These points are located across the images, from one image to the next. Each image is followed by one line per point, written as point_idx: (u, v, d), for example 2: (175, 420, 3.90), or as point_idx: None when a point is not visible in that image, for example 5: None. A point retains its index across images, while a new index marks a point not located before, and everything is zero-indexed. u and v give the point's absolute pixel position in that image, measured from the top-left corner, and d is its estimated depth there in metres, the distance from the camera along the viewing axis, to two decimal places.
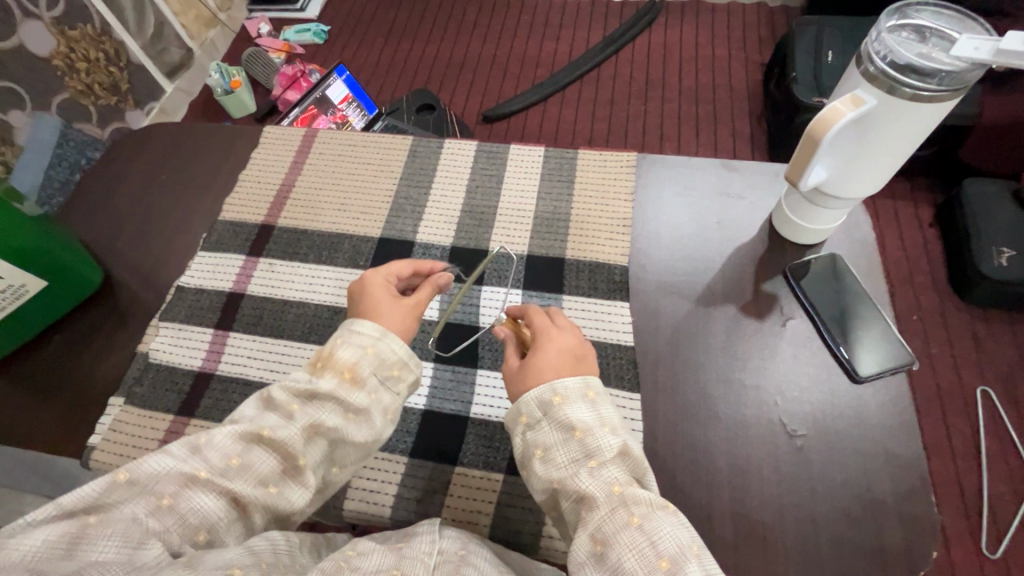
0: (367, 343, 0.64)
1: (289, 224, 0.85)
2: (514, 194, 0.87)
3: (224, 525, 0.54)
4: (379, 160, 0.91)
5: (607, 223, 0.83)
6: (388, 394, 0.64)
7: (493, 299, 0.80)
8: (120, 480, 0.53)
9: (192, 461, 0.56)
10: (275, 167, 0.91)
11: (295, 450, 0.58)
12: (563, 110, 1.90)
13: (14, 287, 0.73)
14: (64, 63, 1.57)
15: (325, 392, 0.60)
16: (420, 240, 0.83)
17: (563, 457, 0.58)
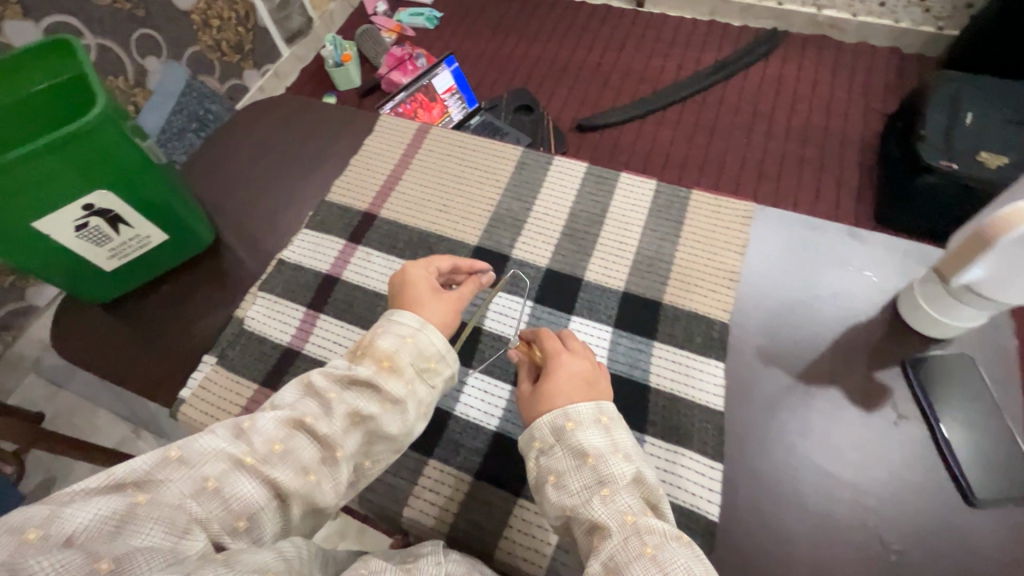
0: (407, 333, 0.68)
1: (392, 216, 0.87)
2: (618, 227, 0.86)
3: (264, 514, 0.56)
4: (487, 168, 0.92)
5: (711, 272, 0.80)
6: (424, 385, 0.68)
7: (582, 331, 0.77)
8: (170, 456, 0.54)
9: (239, 443, 0.58)
10: (389, 160, 0.93)
11: (336, 439, 0.61)
12: (662, 130, 1.84)
13: (140, 237, 0.77)
14: (200, 18, 1.67)
15: (366, 378, 0.64)
16: (516, 256, 0.84)
17: (576, 484, 0.60)
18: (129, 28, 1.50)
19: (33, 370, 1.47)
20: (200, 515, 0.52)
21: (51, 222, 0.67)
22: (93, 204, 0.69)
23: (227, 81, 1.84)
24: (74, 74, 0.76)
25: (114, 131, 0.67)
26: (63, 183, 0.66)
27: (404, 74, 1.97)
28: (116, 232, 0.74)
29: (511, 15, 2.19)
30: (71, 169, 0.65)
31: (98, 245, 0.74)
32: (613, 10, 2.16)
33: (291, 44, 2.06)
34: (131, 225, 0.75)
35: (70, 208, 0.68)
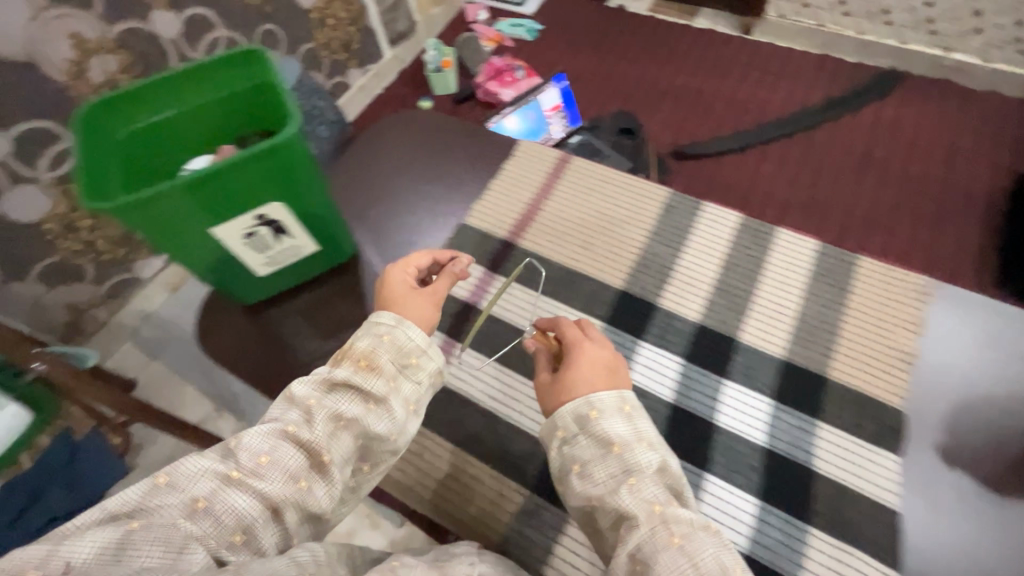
0: (385, 330, 0.74)
1: (564, 261, 0.96)
2: (774, 296, 0.89)
3: (259, 527, 0.61)
4: (632, 208, 0.99)
5: (885, 354, 0.83)
6: (408, 381, 0.73)
7: (734, 402, 0.81)
8: (159, 483, 0.59)
9: (226, 463, 0.63)
10: (549, 204, 1.01)
11: (321, 446, 0.65)
12: (761, 165, 1.76)
13: (296, 246, 0.84)
14: (318, 17, 1.73)
15: (343, 380, 0.70)
16: (664, 305, 0.90)
17: (602, 473, 0.67)
18: (255, 23, 1.56)
19: (131, 338, 1.55)
20: (198, 533, 0.57)
21: (224, 228, 0.74)
22: (265, 215, 0.76)
23: (332, 77, 1.89)
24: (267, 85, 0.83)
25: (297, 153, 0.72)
26: (238, 195, 0.71)
27: (501, 85, 1.96)
28: (276, 241, 0.81)
29: (612, 33, 2.15)
30: (253, 185, 0.71)
31: (259, 252, 0.81)
32: (718, 36, 2.09)
33: (394, 45, 2.10)
34: (290, 234, 0.80)
35: (244, 217, 0.75)
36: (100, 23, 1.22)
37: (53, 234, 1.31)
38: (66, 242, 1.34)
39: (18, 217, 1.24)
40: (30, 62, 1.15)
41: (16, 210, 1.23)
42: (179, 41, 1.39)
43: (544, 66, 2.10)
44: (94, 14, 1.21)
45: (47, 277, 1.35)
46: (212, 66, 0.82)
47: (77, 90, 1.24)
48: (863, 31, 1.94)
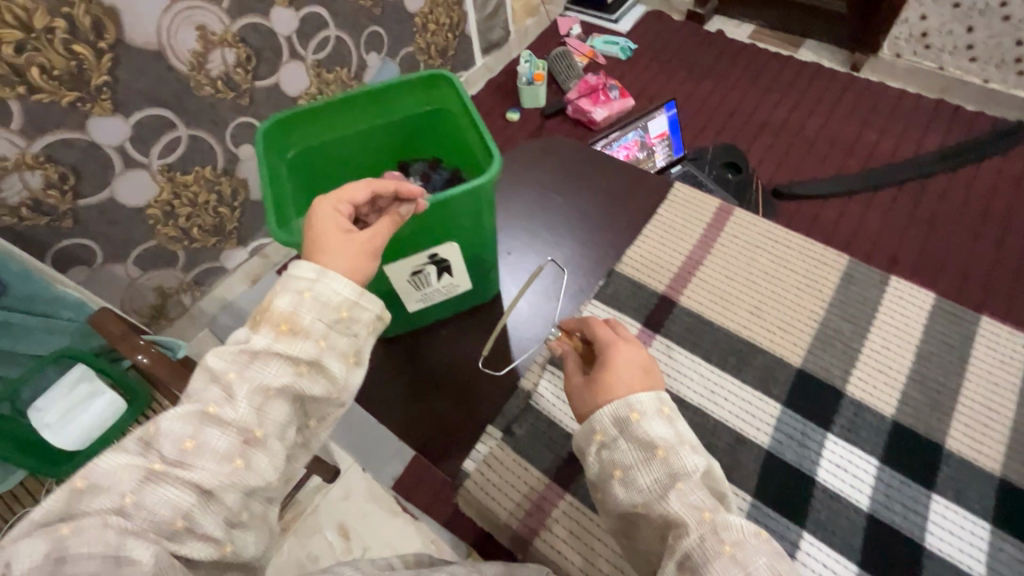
0: (305, 285, 0.47)
1: (735, 330, 0.63)
2: (987, 386, 0.58)
3: (205, 509, 0.41)
4: (812, 274, 0.66)
5: None
6: (341, 338, 0.48)
7: (952, 528, 0.51)
8: (77, 486, 0.40)
9: (146, 453, 0.42)
10: (717, 253, 0.69)
11: (251, 422, 0.43)
12: (872, 216, 1.55)
13: (450, 286, 0.62)
14: (422, 21, 1.56)
15: (264, 350, 0.45)
16: (851, 393, 0.58)
17: (647, 478, 0.46)
18: (365, 24, 1.39)
19: (209, 326, 1.42)
20: (136, 529, 0.38)
21: (394, 269, 0.56)
22: (438, 253, 0.57)
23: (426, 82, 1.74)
24: (455, 107, 0.60)
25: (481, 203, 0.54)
26: (417, 237, 0.55)
27: (593, 102, 1.85)
28: (436, 279, 0.60)
29: (712, 59, 1.98)
30: (424, 226, 0.54)
31: (416, 288, 0.60)
32: (823, 72, 1.90)
33: (486, 52, 1.94)
34: (453, 275, 0.61)
35: (418, 256, 0.56)
36: (228, 15, 1.07)
37: (155, 219, 1.17)
38: (164, 229, 1.20)
39: (127, 201, 1.11)
40: (160, 50, 1.01)
41: (124, 194, 1.09)
42: (293, 38, 1.22)
43: (638, 85, 1.95)
44: (222, 6, 1.05)
45: (142, 261, 1.21)
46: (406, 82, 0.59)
47: (197, 81, 1.09)
48: (988, 77, 1.74)
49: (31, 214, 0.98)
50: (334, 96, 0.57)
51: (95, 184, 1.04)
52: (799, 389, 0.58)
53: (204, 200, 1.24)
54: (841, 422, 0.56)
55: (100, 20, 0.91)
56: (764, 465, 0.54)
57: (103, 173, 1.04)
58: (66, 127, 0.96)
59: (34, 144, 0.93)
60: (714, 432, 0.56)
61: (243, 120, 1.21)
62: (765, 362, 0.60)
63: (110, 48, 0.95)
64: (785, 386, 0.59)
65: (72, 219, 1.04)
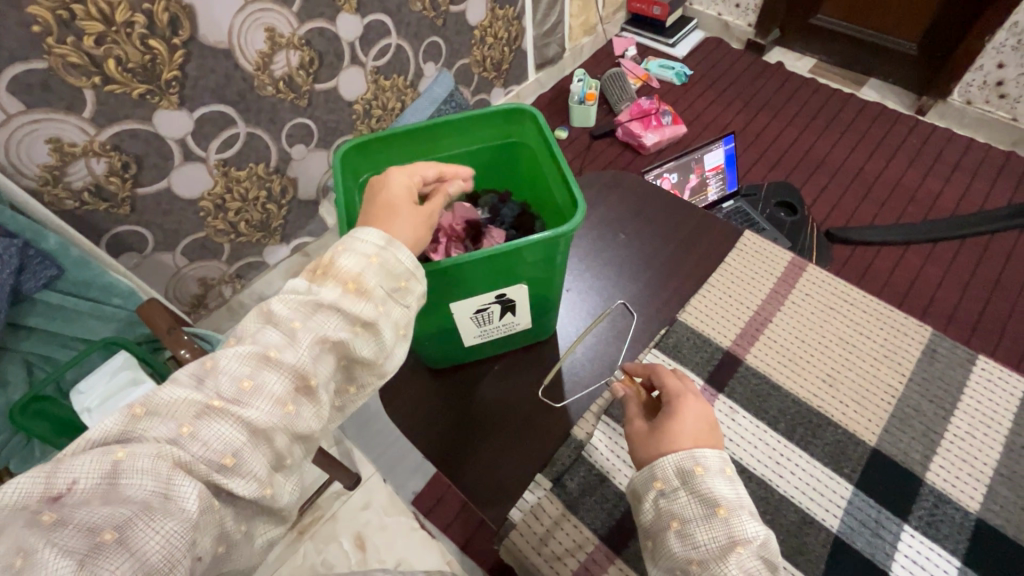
0: (369, 251, 0.45)
1: (805, 398, 0.59)
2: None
3: (252, 449, 0.38)
4: (893, 344, 0.62)
5: None
6: (396, 307, 0.46)
7: None
8: (135, 412, 0.37)
9: (201, 388, 0.39)
10: (788, 310, 0.66)
11: (306, 368, 0.41)
12: (927, 270, 1.41)
13: (512, 323, 0.61)
14: (480, 35, 1.49)
15: (329, 304, 0.42)
16: (936, 485, 0.54)
17: (705, 536, 0.42)
18: (424, 34, 1.32)
19: None
20: (187, 460, 0.36)
21: (458, 306, 0.55)
22: (505, 292, 0.55)
23: (477, 96, 1.64)
24: (539, 149, 0.58)
25: (556, 251, 0.52)
26: (487, 279, 0.52)
27: (645, 127, 1.74)
28: (499, 317, 0.59)
29: (773, 90, 1.87)
30: (495, 270, 0.52)
31: (477, 324, 0.59)
32: (889, 111, 1.76)
33: (539, 67, 1.85)
34: (516, 314, 0.59)
35: (485, 295, 0.54)
36: (296, 18, 1.03)
37: (206, 211, 1.11)
38: (215, 221, 1.14)
39: (181, 192, 1.05)
40: (230, 49, 0.97)
41: (182, 185, 1.04)
42: (355, 44, 1.16)
43: (692, 114, 1.84)
44: (293, 8, 1.01)
45: (189, 251, 1.14)
46: (490, 117, 0.58)
47: (260, 81, 1.04)
48: None
49: (92, 199, 0.93)
50: (418, 126, 0.57)
51: (154, 175, 0.99)
52: (875, 470, 0.55)
53: (254, 195, 1.18)
54: (919, 513, 0.52)
55: (175, 18, 0.87)
56: (834, 551, 0.51)
57: (162, 165, 1.00)
58: (136, 118, 0.91)
59: (102, 133, 0.89)
60: (779, 508, 0.53)
61: (299, 121, 1.16)
62: (836, 438, 0.57)
63: (183, 44, 0.90)
64: (858, 466, 0.55)
65: (129, 206, 0.99)
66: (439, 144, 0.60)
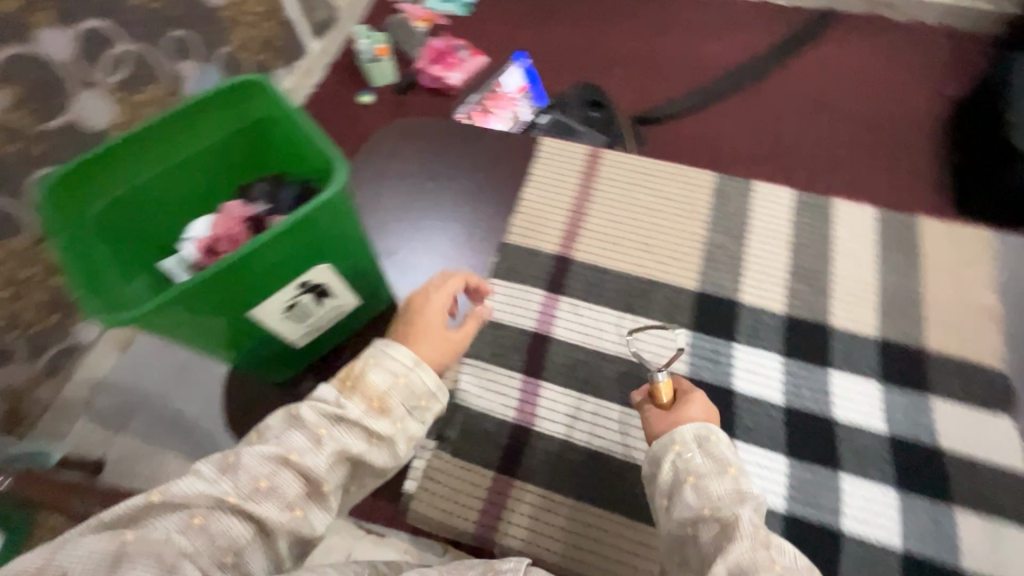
0: (397, 369, 0.41)
1: (631, 270, 0.64)
2: (850, 257, 0.63)
3: (258, 544, 0.35)
4: (687, 196, 0.68)
5: (980, 316, 0.59)
6: (414, 423, 0.41)
7: (852, 394, 0.56)
8: (153, 498, 0.34)
9: (220, 481, 0.35)
10: (597, 199, 0.69)
11: (319, 476, 0.37)
12: (767, 103, 1.31)
13: (338, 307, 0.56)
14: None
15: (348, 419, 0.39)
16: (746, 302, 0.61)
17: (719, 488, 0.40)
18: (161, 33, 0.79)
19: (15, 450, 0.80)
20: (186, 554, 0.33)
21: (260, 311, 0.49)
22: (309, 280, 0.50)
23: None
24: (282, 120, 0.52)
25: (341, 218, 0.48)
26: (277, 272, 0.47)
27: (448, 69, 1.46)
28: (318, 306, 0.54)
29: None
30: (291, 256, 0.47)
31: (297, 321, 0.53)
32: None
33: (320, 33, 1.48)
34: (336, 296, 0.54)
35: (285, 289, 0.49)
36: None
37: None
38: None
39: None
40: None
41: None
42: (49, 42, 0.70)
43: None
44: None
45: None
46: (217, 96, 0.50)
47: None
48: None
49: None
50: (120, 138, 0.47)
51: None
52: (700, 310, 0.61)
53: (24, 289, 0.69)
54: (743, 331, 0.59)
55: None
56: None
57: None
58: None
59: None
60: (634, 372, 0.58)
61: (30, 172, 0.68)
62: (664, 295, 0.62)
63: None
64: (687, 312, 0.61)
65: None
66: (160, 151, 0.50)
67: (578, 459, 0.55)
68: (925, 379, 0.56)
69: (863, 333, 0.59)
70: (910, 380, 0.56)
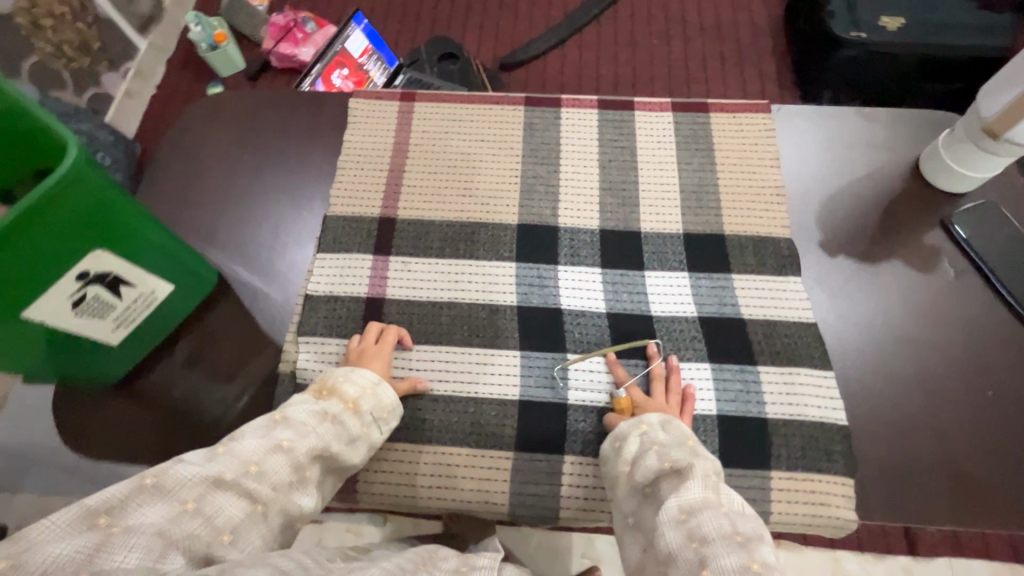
0: (365, 384, 0.52)
1: (455, 217, 0.65)
2: (654, 164, 0.67)
3: (252, 521, 0.40)
4: (498, 135, 0.69)
5: (762, 193, 0.64)
6: (374, 429, 0.51)
7: (665, 288, 0.60)
8: (146, 483, 0.38)
9: (211, 463, 0.40)
10: (415, 153, 0.69)
11: (302, 465, 0.44)
12: (620, 35, 1.38)
13: (146, 295, 0.54)
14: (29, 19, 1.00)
15: (329, 418, 0.48)
16: (563, 224, 0.64)
17: (678, 452, 0.47)
18: None
19: None
20: (180, 538, 0.36)
21: (38, 312, 0.46)
22: (88, 269, 0.47)
23: (86, 95, 1.12)
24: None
25: (95, 192, 0.46)
26: (39, 264, 0.44)
27: (296, 44, 1.30)
28: (118, 298, 0.51)
29: None
30: (50, 242, 0.44)
31: (99, 317, 0.50)
32: None
33: (144, 27, 1.26)
34: (134, 284, 0.52)
35: (61, 284, 0.46)
36: None
37: None
38: None
39: None
40: None
41: None
42: None
43: None
44: None
45: None
46: None
47: None
48: None
49: None
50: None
51: None
52: (523, 241, 0.63)
53: None
54: (564, 253, 0.62)
55: None
56: (519, 319, 0.59)
57: None
58: None
59: None
60: (470, 314, 0.60)
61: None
62: (488, 235, 0.64)
63: None
64: (512, 245, 0.63)
65: None
66: None
67: (426, 408, 0.56)
68: (727, 260, 0.61)
69: (669, 231, 0.63)
70: (715, 265, 0.61)
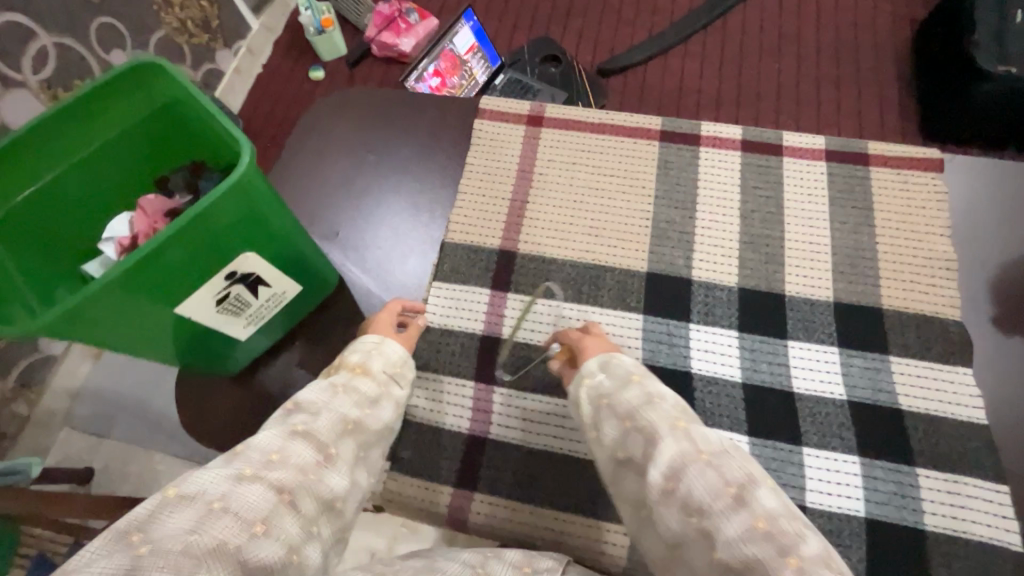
0: (368, 344, 0.46)
1: (579, 258, 0.61)
2: (803, 220, 0.61)
3: (291, 510, 0.33)
4: (630, 171, 0.65)
5: (930, 264, 0.57)
6: (397, 389, 0.45)
7: (811, 363, 0.54)
8: (170, 494, 0.31)
9: (234, 458, 0.34)
10: (538, 183, 0.66)
11: (326, 438, 0.37)
12: None
13: (277, 295, 0.53)
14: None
15: (343, 384, 0.42)
16: (698, 278, 0.59)
17: (631, 398, 0.40)
18: None
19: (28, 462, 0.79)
20: (212, 544, 0.30)
21: (187, 308, 0.46)
22: (236, 270, 0.47)
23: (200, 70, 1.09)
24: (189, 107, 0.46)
25: (256, 199, 0.44)
26: (197, 262, 0.43)
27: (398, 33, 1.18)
28: (253, 297, 0.50)
29: None
30: (206, 244, 0.43)
31: (234, 313, 0.50)
32: None
33: None
34: (271, 285, 0.51)
35: (211, 282, 0.45)
36: None
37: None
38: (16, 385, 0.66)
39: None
40: None
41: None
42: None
43: None
44: None
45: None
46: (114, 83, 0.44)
47: None
48: None
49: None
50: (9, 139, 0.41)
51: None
52: (652, 292, 0.58)
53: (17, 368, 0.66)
54: (697, 310, 0.57)
55: None
56: None
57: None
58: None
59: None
60: None
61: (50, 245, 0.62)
62: (615, 281, 0.59)
63: None
64: (641, 294, 0.59)
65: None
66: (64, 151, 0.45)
67: (538, 462, 0.53)
68: (883, 339, 0.55)
69: (818, 299, 0.57)
70: (870, 344, 0.55)
